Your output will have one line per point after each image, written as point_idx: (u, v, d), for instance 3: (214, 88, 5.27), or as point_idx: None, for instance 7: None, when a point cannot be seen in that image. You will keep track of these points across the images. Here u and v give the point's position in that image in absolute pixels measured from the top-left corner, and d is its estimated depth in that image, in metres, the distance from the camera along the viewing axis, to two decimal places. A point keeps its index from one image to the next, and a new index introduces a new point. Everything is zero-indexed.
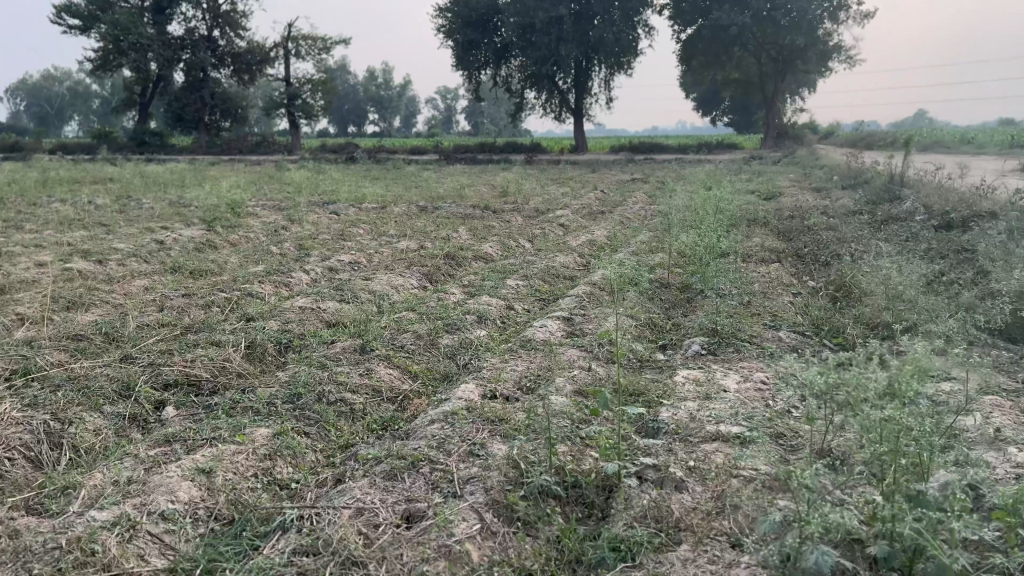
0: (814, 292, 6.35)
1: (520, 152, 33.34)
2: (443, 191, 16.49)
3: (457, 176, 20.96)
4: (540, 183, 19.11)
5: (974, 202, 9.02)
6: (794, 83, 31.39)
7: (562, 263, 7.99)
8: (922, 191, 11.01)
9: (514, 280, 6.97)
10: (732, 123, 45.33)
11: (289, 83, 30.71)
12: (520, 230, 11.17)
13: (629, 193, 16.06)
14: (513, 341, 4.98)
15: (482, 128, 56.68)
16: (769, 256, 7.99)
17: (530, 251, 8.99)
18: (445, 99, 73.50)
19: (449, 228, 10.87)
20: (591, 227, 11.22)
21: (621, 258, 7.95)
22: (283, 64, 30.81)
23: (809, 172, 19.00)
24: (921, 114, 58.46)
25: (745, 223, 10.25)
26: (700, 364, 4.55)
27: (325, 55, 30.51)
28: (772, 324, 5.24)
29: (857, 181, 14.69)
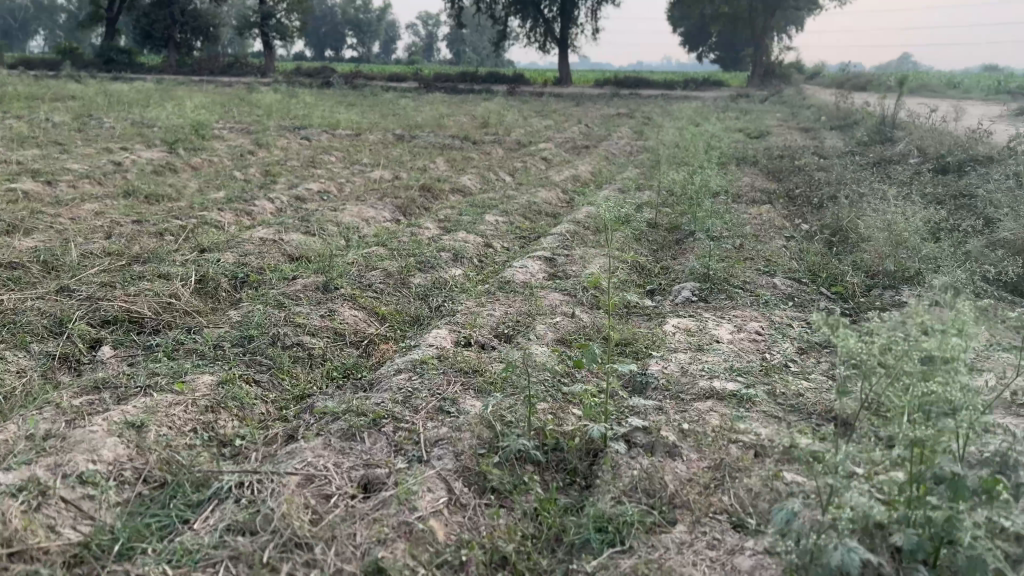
0: (809, 236, 6.03)
1: (502, 82, 32.47)
2: (421, 119, 15.91)
3: (436, 104, 20.30)
4: (521, 115, 18.54)
5: (971, 146, 8.68)
6: (785, 19, 30.61)
7: (544, 199, 7.59)
8: (916, 133, 10.66)
9: (492, 215, 6.57)
10: (719, 60, 44.44)
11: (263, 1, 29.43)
12: (500, 162, 10.72)
13: (614, 127, 15.58)
14: (490, 282, 4.63)
15: (463, 56, 55.21)
16: (760, 197, 7.65)
17: (510, 185, 8.58)
18: (427, 25, 71.48)
19: (427, 158, 10.40)
20: (574, 162, 10.80)
21: (606, 195, 7.58)
22: None
23: (796, 112, 18.55)
24: (908, 57, 57.77)
25: (734, 162, 9.87)
26: (691, 311, 4.24)
27: None
28: (766, 269, 4.93)
29: (846, 122, 14.28)
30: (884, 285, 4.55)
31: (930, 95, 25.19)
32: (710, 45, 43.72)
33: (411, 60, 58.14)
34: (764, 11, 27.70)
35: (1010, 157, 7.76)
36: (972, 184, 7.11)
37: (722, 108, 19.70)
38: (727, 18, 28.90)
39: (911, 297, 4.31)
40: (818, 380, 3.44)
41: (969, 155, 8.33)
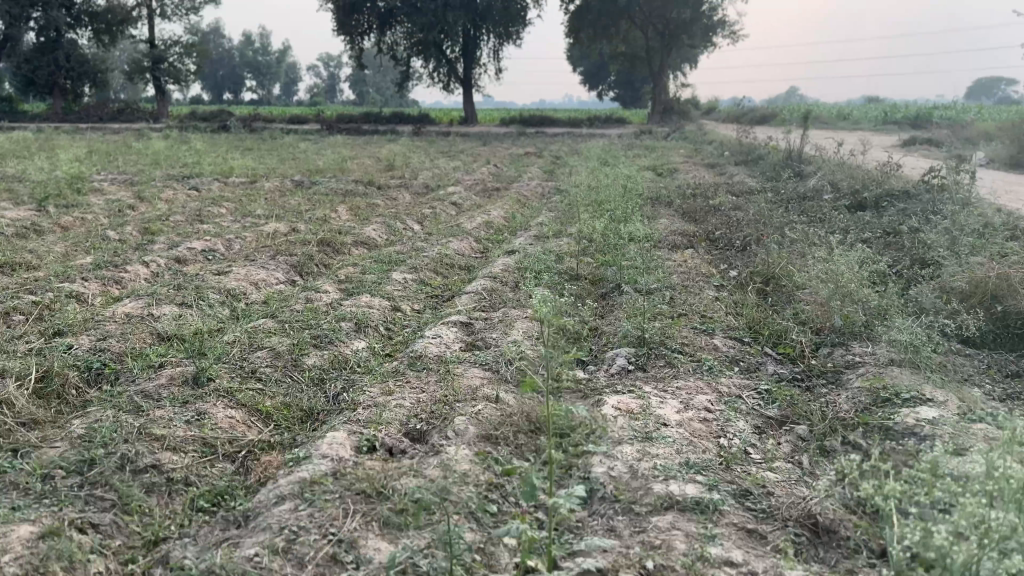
0: (739, 283, 5.68)
1: (407, 123, 31.95)
2: (322, 164, 15.18)
3: (338, 147, 19.57)
4: (427, 156, 18.02)
5: (883, 181, 8.63)
6: (682, 57, 31.36)
7: (455, 251, 7.03)
8: (824, 167, 10.66)
9: (400, 272, 5.97)
10: (619, 98, 45.26)
11: (154, 45, 28.08)
12: (407, 208, 10.14)
13: (523, 168, 15.21)
14: (400, 358, 4.02)
15: (365, 97, 54.55)
16: (680, 240, 7.32)
17: (418, 234, 8.00)
18: (328, 67, 70.55)
19: (328, 207, 9.71)
20: (485, 206, 10.32)
21: (521, 245, 7.09)
22: (147, 25, 28.15)
23: (699, 147, 18.69)
24: (794, 91, 60.48)
25: (649, 203, 9.58)
26: (629, 384, 3.75)
27: (194, 15, 28.06)
28: (702, 326, 4.50)
29: (751, 158, 14.30)
30: (833, 344, 4.19)
31: (823, 128, 26.07)
32: (610, 83, 44.50)
33: (313, 102, 57.12)
34: (661, 50, 28.17)
35: (924, 193, 7.70)
36: (892, 222, 6.97)
37: (627, 145, 19.67)
38: (626, 57, 29.26)
39: (864, 358, 3.96)
40: (784, 473, 2.99)
41: (883, 191, 8.25)
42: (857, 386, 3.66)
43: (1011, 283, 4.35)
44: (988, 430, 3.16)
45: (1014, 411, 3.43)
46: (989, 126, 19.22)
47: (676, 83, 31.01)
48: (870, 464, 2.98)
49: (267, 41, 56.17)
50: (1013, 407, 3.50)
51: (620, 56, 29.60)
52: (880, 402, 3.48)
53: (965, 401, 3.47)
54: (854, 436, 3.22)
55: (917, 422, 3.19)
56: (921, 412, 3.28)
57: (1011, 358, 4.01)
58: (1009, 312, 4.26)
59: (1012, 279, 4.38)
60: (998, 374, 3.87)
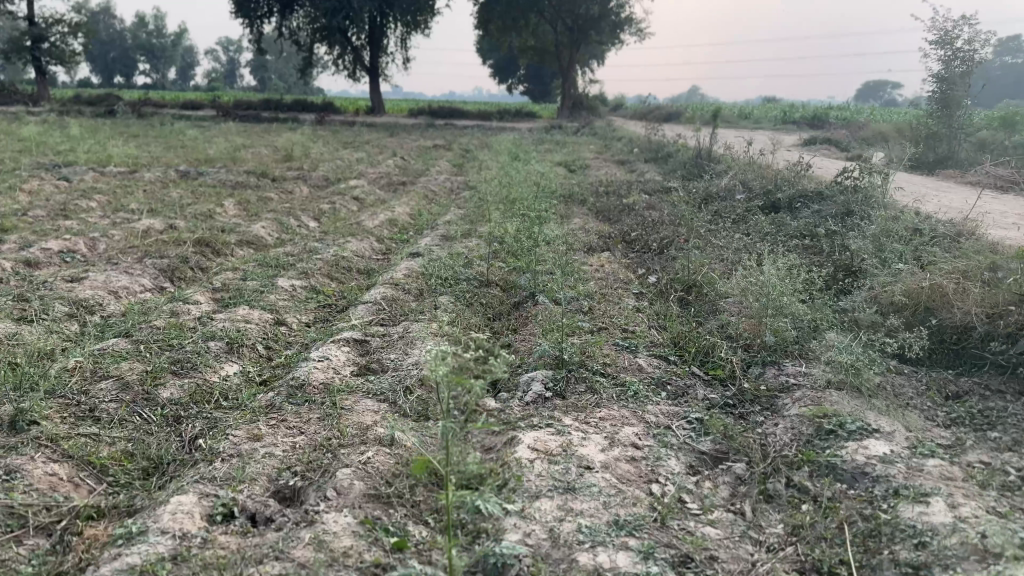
0: (659, 291, 5.30)
1: (310, 112, 30.77)
2: (214, 153, 14.19)
3: (234, 136, 18.48)
4: (328, 147, 17.17)
5: (796, 182, 8.49)
6: (590, 52, 31.30)
7: (352, 252, 6.42)
8: (735, 166, 10.52)
9: (286, 278, 5.33)
10: (528, 92, 45.04)
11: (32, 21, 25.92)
12: (303, 203, 9.44)
13: (430, 161, 14.61)
14: (279, 388, 3.42)
15: (267, 83, 52.58)
16: (594, 242, 6.93)
17: (313, 233, 7.35)
18: (227, 52, 67.70)
19: (214, 202, 8.91)
20: (388, 201, 9.72)
21: (424, 248, 6.55)
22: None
23: (609, 143, 18.51)
24: (697, 91, 61.80)
25: (561, 201, 9.17)
26: (547, 415, 3.27)
27: None
28: (624, 343, 4.06)
29: (661, 155, 14.11)
30: (766, 362, 3.82)
31: (728, 126, 26.42)
32: (519, 76, 44.19)
33: (212, 88, 54.73)
34: (570, 45, 27.96)
35: (838, 194, 7.55)
36: (810, 225, 6.75)
37: (537, 140, 19.31)
38: (535, 51, 28.92)
39: (801, 380, 3.60)
40: (726, 527, 2.55)
41: (797, 191, 8.09)
42: (796, 414, 3.28)
43: (946, 294, 4.10)
44: (945, 467, 2.82)
45: (965, 440, 3.13)
46: (885, 127, 19.76)
47: (585, 78, 30.88)
48: (821, 513, 2.59)
49: (160, 22, 53.33)
50: (963, 436, 3.19)
51: (529, 50, 29.24)
52: (823, 434, 3.10)
53: (913, 431, 3.14)
54: (799, 478, 2.82)
55: (868, 460, 2.82)
56: (871, 447, 2.92)
57: (952, 376, 3.73)
58: (946, 326, 3.99)
59: (947, 290, 4.12)
60: (940, 396, 3.57)
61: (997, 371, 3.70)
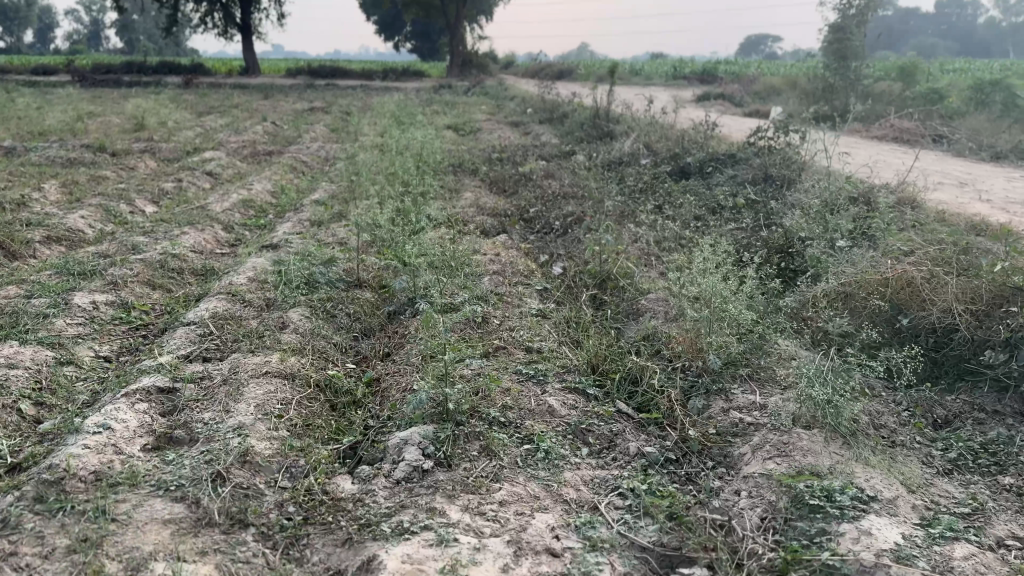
0: (565, 286, 4.39)
1: (177, 75, 28.32)
2: (52, 125, 12.40)
3: (82, 104, 16.45)
4: (190, 113, 15.44)
5: (705, 144, 7.75)
6: (477, 7, 30.00)
7: (189, 249, 5.25)
8: (635, 127, 9.76)
9: (87, 292, 4.15)
10: (415, 50, 43.31)
11: None
12: (144, 182, 8.09)
13: (304, 127, 13.24)
14: (26, 489, 2.33)
15: (135, 45, 48.75)
16: (484, 222, 5.99)
17: (148, 221, 6.10)
18: (88, 11, 62.38)
19: (32, 186, 7.46)
20: (249, 177, 8.47)
21: (281, 239, 5.46)
22: None
23: (501, 103, 17.55)
24: (585, 48, 61.25)
25: (448, 172, 8.16)
26: (423, 502, 2.29)
27: None
28: (527, 372, 3.10)
29: (556, 115, 13.21)
30: (711, 391, 2.94)
31: (621, 82, 25.79)
32: (405, 34, 42.33)
33: (72, 51, 50.34)
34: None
35: (754, 158, 6.84)
36: (729, 197, 5.99)
37: (424, 101, 18.10)
38: (419, 5, 27.18)
39: (761, 417, 2.74)
40: None
41: (707, 154, 7.34)
42: (763, 473, 2.41)
43: (916, 287, 3.34)
44: (978, 561, 2.03)
45: (984, 503, 2.34)
46: (777, 80, 19.50)
47: (472, 35, 29.55)
48: None
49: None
50: (975, 492, 2.42)
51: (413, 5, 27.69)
52: (803, 508, 2.23)
53: (916, 494, 2.35)
54: None
55: (879, 557, 2.00)
56: (877, 534, 2.08)
57: (937, 395, 2.97)
58: (920, 328, 3.23)
59: (915, 281, 3.36)
60: (929, 426, 2.81)
61: (993, 389, 2.95)
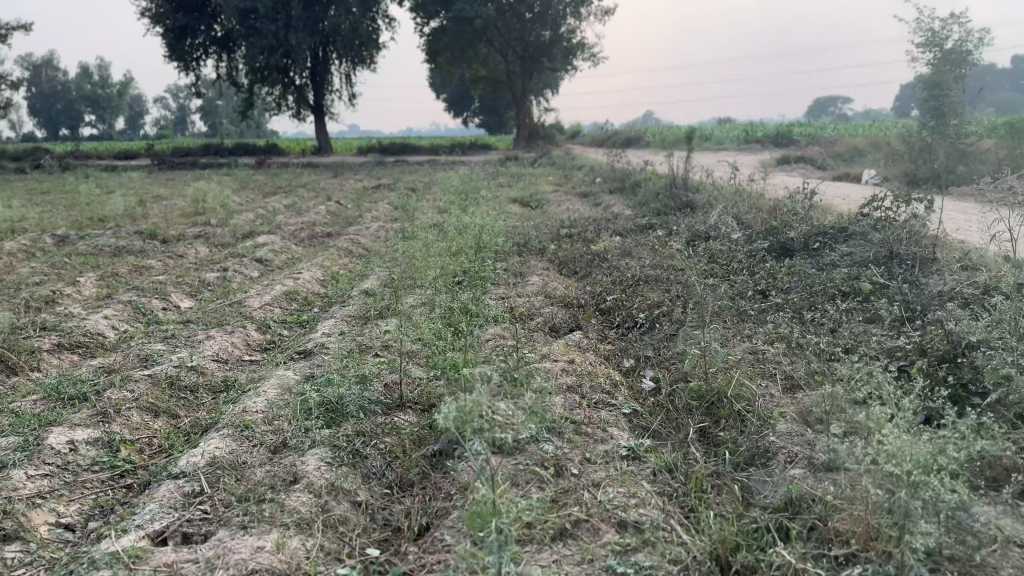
0: (663, 410, 3.41)
1: (250, 156, 28.77)
2: (113, 211, 12.14)
3: (150, 188, 16.37)
4: (254, 195, 15.15)
5: (809, 216, 6.74)
6: (543, 80, 29.81)
7: (209, 359, 4.47)
8: (719, 197, 8.82)
9: (67, 426, 3.35)
10: (483, 125, 43.62)
11: None
12: (187, 272, 7.49)
13: (365, 205, 12.70)
14: None
15: (217, 130, 50.66)
16: (553, 315, 5.08)
17: (177, 322, 5.39)
18: (174, 99, 65.45)
19: (67, 281, 6.90)
20: (300, 263, 7.78)
21: (316, 344, 4.64)
22: None
23: (569, 173, 16.83)
24: (650, 116, 61.01)
25: (512, 253, 7.33)
26: None
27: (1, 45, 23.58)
28: (622, 571, 2.13)
29: (628, 185, 12.34)
30: None
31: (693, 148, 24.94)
32: (472, 110, 42.72)
33: (157, 136, 52.49)
34: (521, 74, 26.33)
35: (872, 232, 5.80)
36: (848, 282, 4.99)
37: (490, 174, 17.52)
38: (485, 80, 27.17)
39: None
40: None
41: (812, 227, 6.33)
42: None
43: None
44: None
45: None
46: (861, 141, 18.36)
47: (539, 107, 29.33)
48: None
49: (103, 68, 50.84)
50: None
51: (480, 81, 27.59)
52: None
53: None
54: None
55: None
56: None
57: None
58: None
59: None
60: None
61: None
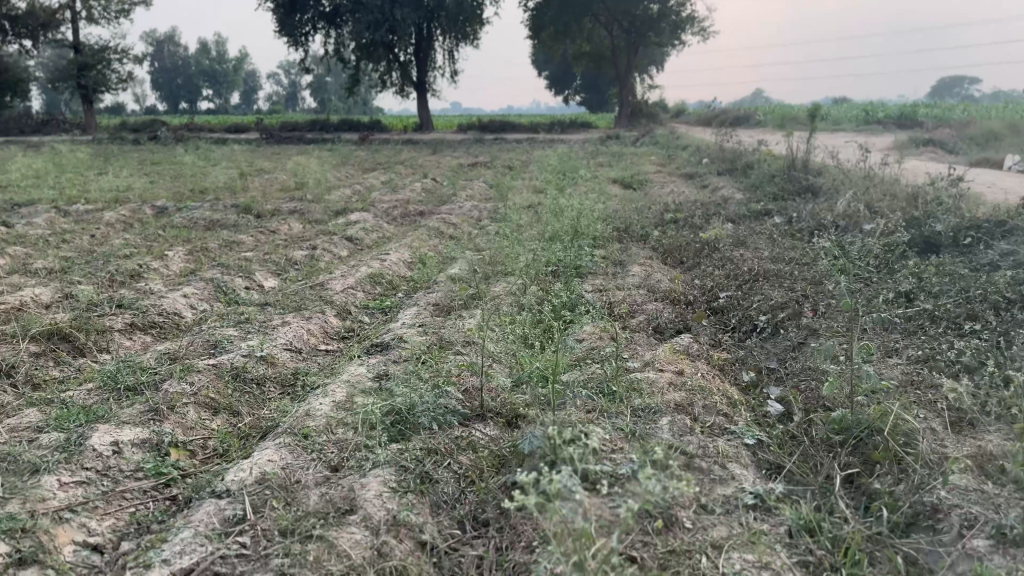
0: (794, 444, 2.82)
1: (353, 131, 28.98)
2: (214, 183, 12.17)
3: (254, 161, 16.53)
4: (352, 170, 15.02)
5: (956, 206, 5.89)
6: (649, 56, 28.77)
7: (281, 347, 4.10)
8: (844, 182, 7.97)
9: (115, 424, 3.03)
10: (585, 102, 42.78)
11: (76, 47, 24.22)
12: (275, 248, 7.25)
13: (461, 182, 12.32)
14: None
15: (324, 105, 51.65)
16: (659, 313, 4.49)
17: (255, 304, 5.09)
18: (285, 75, 67.20)
19: (156, 255, 6.75)
20: (389, 243, 7.44)
21: (394, 336, 4.23)
22: (70, 28, 24.50)
23: (674, 153, 16.02)
24: (759, 94, 58.53)
25: (612, 238, 6.75)
26: None
27: (124, 19, 24.33)
28: None
29: (738, 166, 11.50)
30: None
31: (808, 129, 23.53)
32: (575, 87, 41.95)
33: (268, 110, 53.99)
34: (626, 50, 25.43)
35: None
36: (1015, 287, 4.19)
37: (591, 152, 16.89)
38: (589, 56, 26.41)
39: None
40: None
41: (962, 221, 5.51)
42: None
43: None
44: None
45: None
46: (999, 123, 16.75)
47: (643, 84, 28.36)
48: None
49: (219, 44, 52.43)
50: None
51: (583, 57, 26.82)
52: None
53: None
54: None
55: None
56: None
57: None
58: None
59: None
60: None
61: None
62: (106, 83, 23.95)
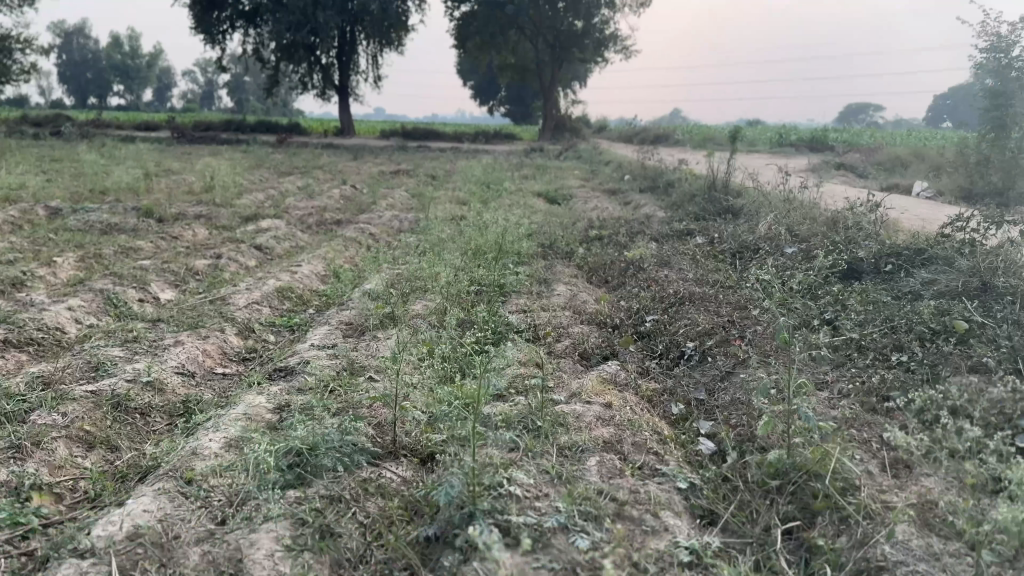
0: (728, 491, 2.64)
1: (271, 133, 28.13)
2: (116, 183, 11.46)
3: (164, 161, 15.75)
4: (266, 174, 14.45)
5: (876, 232, 5.92)
6: (573, 71, 28.94)
7: (173, 371, 3.71)
8: (765, 204, 8.00)
9: None
10: (509, 114, 42.83)
11: None
12: (177, 257, 6.77)
13: (381, 191, 11.96)
14: None
15: (242, 106, 50.18)
16: (584, 338, 4.30)
17: (149, 319, 4.66)
18: (201, 73, 65.09)
19: (42, 261, 6.19)
20: (301, 254, 7.05)
21: (300, 359, 3.89)
22: None
23: (596, 168, 16.03)
24: (678, 113, 59.87)
25: (536, 255, 6.55)
26: None
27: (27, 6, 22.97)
28: None
29: (660, 184, 11.52)
30: None
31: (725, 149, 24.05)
32: (499, 98, 41.94)
33: (183, 109, 52.14)
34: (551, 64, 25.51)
35: (959, 257, 4.96)
36: (939, 317, 4.16)
37: (514, 165, 16.75)
38: (514, 68, 26.36)
39: None
40: None
41: (882, 248, 5.53)
42: None
43: None
44: None
45: None
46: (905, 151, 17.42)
47: (567, 98, 28.51)
48: None
49: (132, 37, 50.38)
50: None
51: (508, 69, 26.78)
52: None
53: None
54: None
55: None
56: None
57: None
58: None
59: None
60: None
61: None
62: (5, 72, 22.53)
